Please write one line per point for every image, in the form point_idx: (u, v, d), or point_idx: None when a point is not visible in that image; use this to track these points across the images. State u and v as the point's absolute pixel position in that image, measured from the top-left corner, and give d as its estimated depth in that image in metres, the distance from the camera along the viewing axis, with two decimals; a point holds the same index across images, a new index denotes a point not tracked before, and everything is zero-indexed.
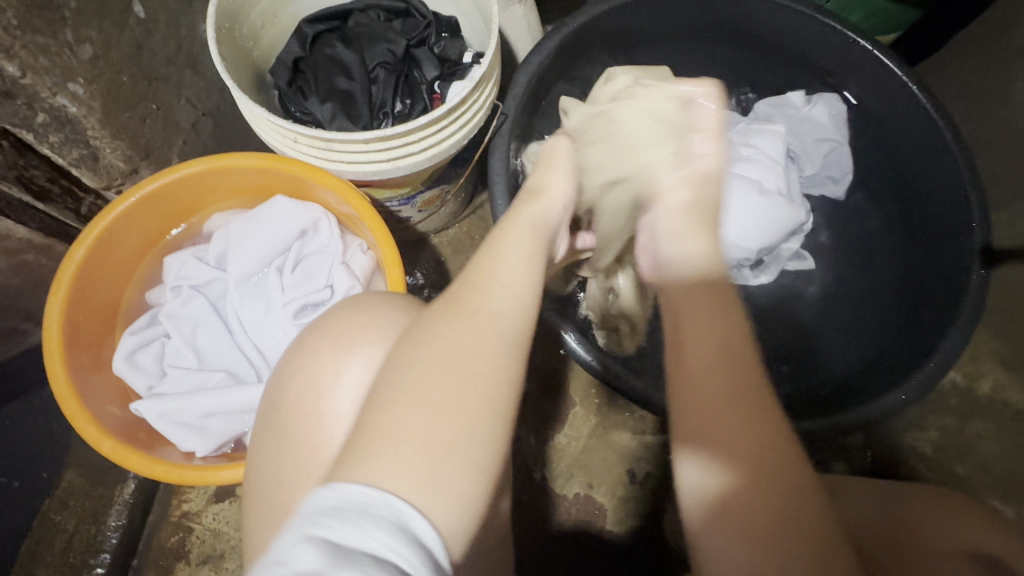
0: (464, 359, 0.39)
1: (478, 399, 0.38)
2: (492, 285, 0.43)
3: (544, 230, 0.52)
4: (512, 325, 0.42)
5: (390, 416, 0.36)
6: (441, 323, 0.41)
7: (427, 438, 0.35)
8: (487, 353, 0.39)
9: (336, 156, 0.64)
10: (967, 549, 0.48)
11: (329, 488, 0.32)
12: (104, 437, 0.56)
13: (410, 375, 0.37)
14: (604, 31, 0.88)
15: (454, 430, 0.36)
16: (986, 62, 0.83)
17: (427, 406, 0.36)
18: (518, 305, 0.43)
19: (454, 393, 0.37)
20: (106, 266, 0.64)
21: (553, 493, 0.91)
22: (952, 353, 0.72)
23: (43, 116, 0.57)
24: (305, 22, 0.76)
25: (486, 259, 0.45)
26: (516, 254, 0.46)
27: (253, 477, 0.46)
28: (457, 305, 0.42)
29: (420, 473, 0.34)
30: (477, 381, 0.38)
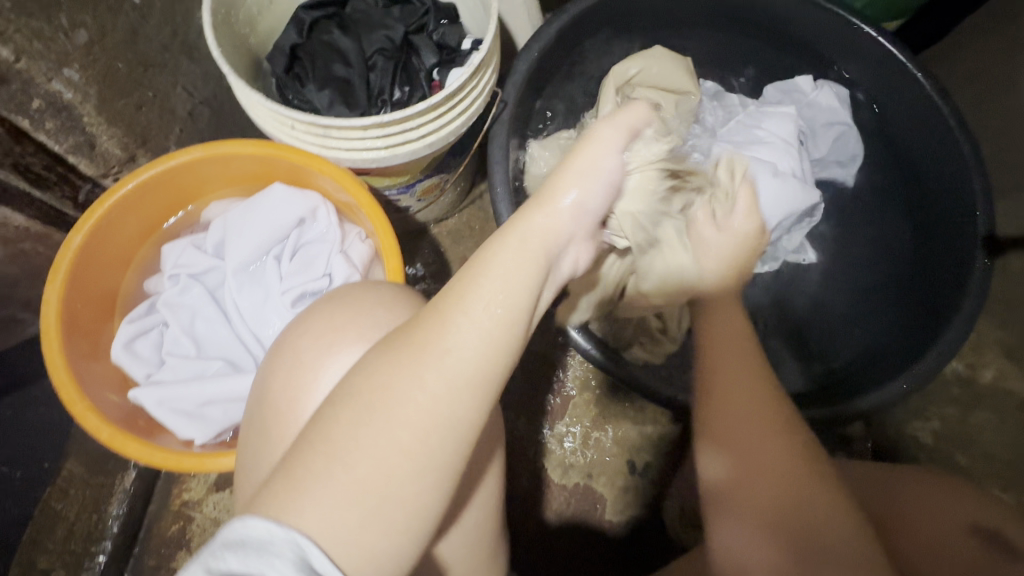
0: (399, 409, 0.35)
1: (408, 452, 0.35)
2: (456, 317, 0.37)
3: (546, 246, 0.41)
4: (467, 371, 0.37)
5: (313, 458, 0.35)
6: (393, 356, 0.37)
7: (344, 493, 0.34)
8: (429, 403, 0.36)
9: (334, 143, 0.64)
10: (970, 522, 0.50)
11: (238, 522, 0.33)
12: (103, 424, 0.55)
13: (346, 416, 0.36)
14: (605, 17, 0.87)
15: (378, 484, 0.35)
16: (992, 48, 0.82)
17: (352, 454, 0.35)
18: (473, 350, 0.37)
19: (382, 446, 0.35)
20: (103, 253, 0.64)
21: (553, 483, 0.91)
22: (954, 343, 0.71)
23: (39, 102, 0.56)
24: (302, 8, 0.75)
25: (461, 282, 0.39)
26: (496, 278, 0.38)
27: (243, 472, 0.47)
28: (411, 342, 0.37)
29: (331, 528, 0.33)
30: (411, 433, 0.35)
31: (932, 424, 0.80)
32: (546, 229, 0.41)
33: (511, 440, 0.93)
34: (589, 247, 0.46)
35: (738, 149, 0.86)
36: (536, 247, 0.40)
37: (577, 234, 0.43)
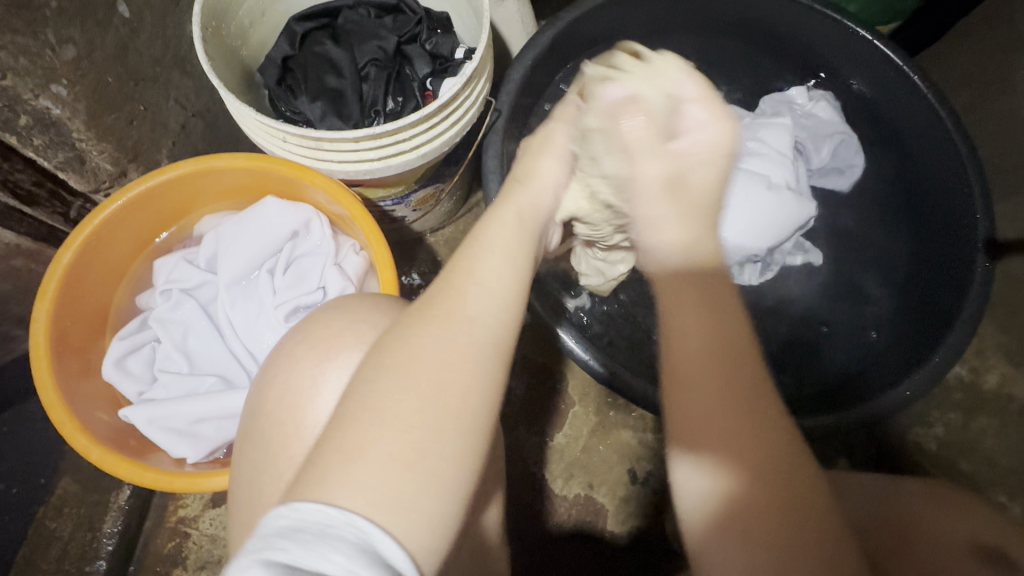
0: (429, 371, 0.35)
1: (450, 415, 0.35)
2: (469, 286, 0.39)
3: (536, 220, 0.47)
4: (491, 334, 0.38)
5: (356, 436, 0.33)
6: (415, 330, 0.37)
7: (398, 461, 0.33)
8: (461, 363, 0.36)
9: (326, 156, 0.63)
10: (973, 542, 0.45)
11: (287, 509, 0.30)
12: (92, 444, 0.54)
13: (378, 389, 0.35)
14: (599, 24, 0.86)
15: (427, 451, 0.33)
16: (989, 51, 0.81)
17: (395, 421, 0.34)
18: (498, 306, 0.39)
19: (425, 412, 0.34)
20: (92, 271, 0.63)
21: (553, 493, 0.90)
22: (957, 348, 0.70)
23: (26, 118, 0.56)
24: (294, 20, 0.75)
25: (466, 257, 0.41)
26: (500, 251, 0.42)
27: (234, 493, 0.45)
28: (431, 308, 0.38)
29: (391, 497, 0.32)
30: (452, 395, 0.35)
31: (937, 430, 0.79)
32: (534, 205, 0.48)
33: (511, 450, 0.91)
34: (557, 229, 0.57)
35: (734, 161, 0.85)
36: (529, 222, 0.46)
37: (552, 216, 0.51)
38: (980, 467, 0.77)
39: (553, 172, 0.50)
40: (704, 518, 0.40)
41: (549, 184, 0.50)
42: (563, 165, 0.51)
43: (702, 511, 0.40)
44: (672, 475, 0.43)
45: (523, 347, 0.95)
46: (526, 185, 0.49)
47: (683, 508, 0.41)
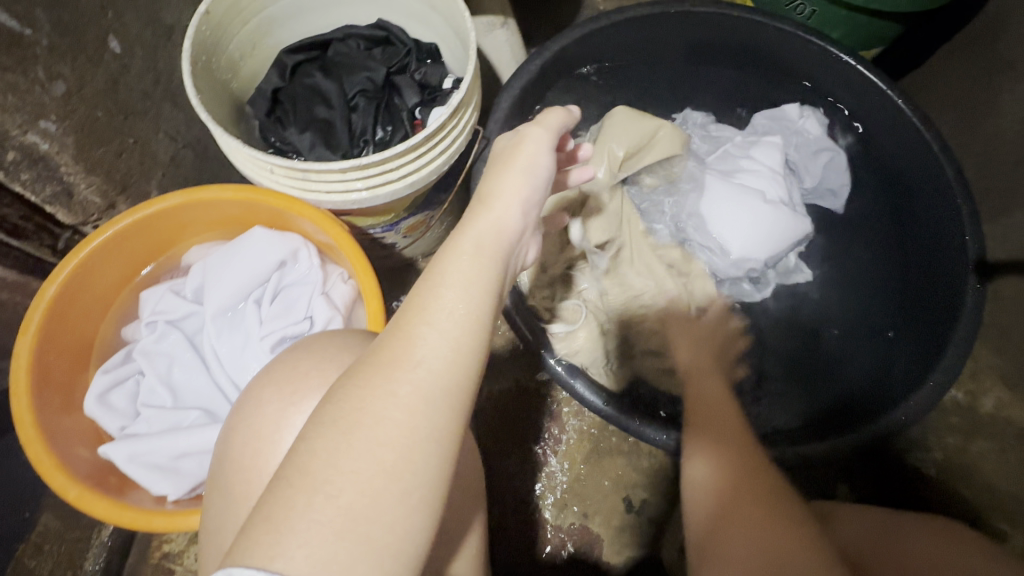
0: (371, 422, 0.34)
1: (393, 473, 0.33)
2: (419, 328, 0.37)
3: (497, 248, 0.42)
4: (440, 379, 0.36)
5: (294, 496, 0.32)
6: (359, 378, 0.36)
7: (338, 520, 0.31)
8: (407, 416, 0.34)
9: (314, 186, 0.63)
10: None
11: (223, 572, 0.30)
12: (71, 482, 0.53)
13: (321, 445, 0.33)
14: (587, 52, 0.88)
15: (363, 513, 0.32)
16: (973, 74, 0.82)
17: (335, 480, 0.32)
18: (451, 349, 0.37)
19: (365, 469, 0.33)
20: (77, 305, 0.63)
21: (547, 523, 0.88)
22: (951, 372, 0.70)
23: (14, 153, 0.56)
24: (285, 53, 0.77)
25: (420, 294, 0.39)
26: (456, 286, 0.39)
27: (206, 533, 0.44)
28: (377, 355, 0.36)
29: (325, 561, 0.30)
30: (394, 448, 0.34)
31: (935, 454, 0.78)
32: (495, 230, 0.43)
33: (504, 479, 0.90)
34: (535, 242, 0.49)
35: (727, 178, 0.87)
36: (491, 250, 0.42)
37: (522, 238, 0.45)
38: (979, 493, 0.75)
39: (518, 189, 0.45)
40: (700, 491, 0.58)
41: (512, 205, 0.44)
42: (528, 184, 0.45)
43: (695, 492, 0.59)
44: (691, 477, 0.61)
45: (517, 373, 0.95)
46: (487, 208, 0.44)
47: (688, 487, 0.60)
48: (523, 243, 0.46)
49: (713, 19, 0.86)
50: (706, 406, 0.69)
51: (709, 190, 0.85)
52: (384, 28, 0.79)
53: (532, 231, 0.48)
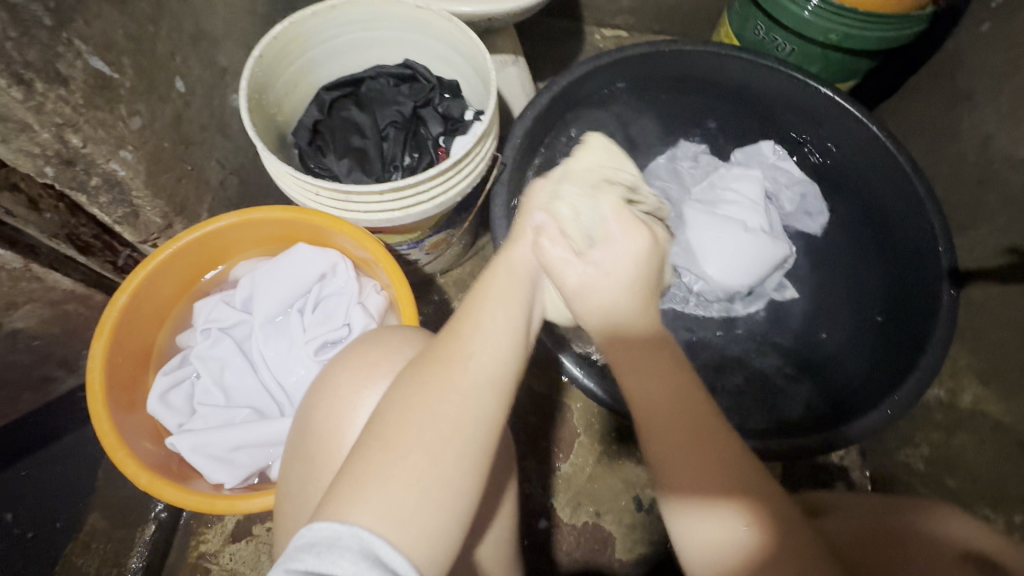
0: (429, 403, 0.41)
1: (446, 445, 0.40)
2: (469, 330, 0.46)
3: (529, 272, 0.53)
4: (487, 370, 0.44)
5: (370, 459, 0.39)
6: (424, 368, 0.44)
7: (403, 483, 0.38)
8: (460, 399, 0.42)
9: (354, 207, 0.71)
10: (961, 549, 0.41)
11: (303, 529, 0.36)
12: (142, 469, 0.59)
13: (391, 420, 0.41)
14: (591, 86, 0.97)
15: (421, 475, 0.38)
16: (941, 104, 0.91)
17: (401, 448, 0.39)
18: (498, 347, 0.45)
19: (424, 439, 0.40)
20: (141, 313, 0.70)
21: (561, 521, 0.93)
22: (930, 369, 0.77)
23: (96, 179, 0.64)
24: (323, 90, 0.86)
25: (471, 305, 0.48)
26: (500, 300, 0.49)
27: (282, 505, 0.50)
28: (438, 351, 0.45)
29: (393, 513, 0.37)
30: (444, 425, 0.40)
31: (923, 449, 0.86)
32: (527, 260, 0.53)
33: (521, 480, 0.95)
34: None
35: (709, 208, 0.97)
36: (526, 275, 0.53)
37: None
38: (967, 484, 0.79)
39: (542, 226, 0.58)
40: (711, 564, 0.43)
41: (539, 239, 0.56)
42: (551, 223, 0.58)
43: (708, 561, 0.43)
44: (675, 533, 0.46)
45: (531, 381, 1.01)
46: (518, 241, 0.55)
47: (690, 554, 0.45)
48: None
49: (703, 57, 0.96)
50: (667, 424, 0.47)
51: (696, 221, 0.95)
52: (410, 67, 0.88)
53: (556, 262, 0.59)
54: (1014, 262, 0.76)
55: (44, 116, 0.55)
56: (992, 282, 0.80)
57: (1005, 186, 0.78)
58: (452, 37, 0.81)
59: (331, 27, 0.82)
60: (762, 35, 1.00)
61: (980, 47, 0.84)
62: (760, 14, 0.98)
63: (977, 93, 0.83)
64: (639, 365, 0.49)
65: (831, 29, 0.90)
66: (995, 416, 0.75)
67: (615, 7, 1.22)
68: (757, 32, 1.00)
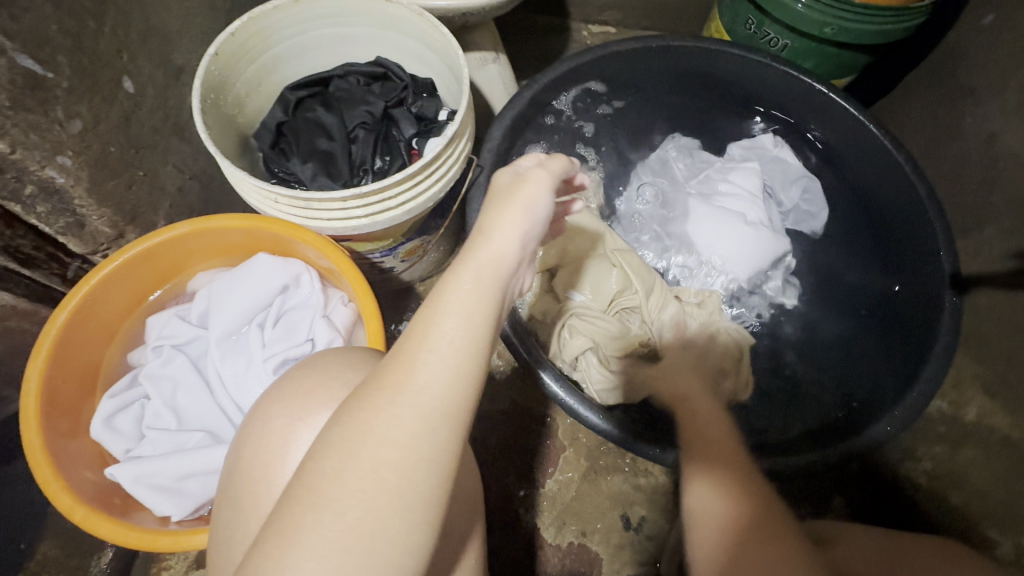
0: (373, 444, 0.35)
1: (394, 497, 0.34)
2: (422, 353, 0.38)
3: (496, 280, 0.41)
4: (443, 403, 0.37)
5: (300, 515, 0.33)
6: (366, 400, 0.37)
7: (340, 546, 0.33)
8: (408, 441, 0.35)
9: (316, 215, 0.67)
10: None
11: None
12: (77, 504, 0.54)
13: (325, 469, 0.35)
14: (574, 83, 0.93)
15: (366, 533, 0.33)
16: (942, 100, 0.87)
17: (340, 501, 0.34)
18: (455, 375, 0.38)
19: (364, 493, 0.34)
20: (86, 330, 0.65)
21: (546, 542, 0.88)
22: (934, 381, 0.72)
23: (31, 187, 0.59)
24: (288, 89, 0.81)
25: (421, 322, 0.39)
26: (457, 314, 0.39)
27: (215, 546, 0.45)
28: (383, 381, 0.37)
29: None
30: (391, 472, 0.35)
31: (925, 464, 0.79)
32: (495, 263, 0.41)
33: (503, 500, 0.90)
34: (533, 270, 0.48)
35: (708, 201, 0.92)
36: (491, 281, 0.41)
37: (522, 267, 0.44)
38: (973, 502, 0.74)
39: (521, 220, 0.43)
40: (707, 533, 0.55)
41: (513, 233, 0.43)
42: (531, 219, 0.44)
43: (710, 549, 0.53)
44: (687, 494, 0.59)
45: (514, 393, 0.96)
46: (488, 239, 0.42)
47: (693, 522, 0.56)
48: (523, 275, 0.45)
49: (692, 52, 0.91)
50: (709, 420, 0.66)
51: (693, 214, 0.90)
52: (382, 65, 0.83)
53: (533, 259, 0.46)
54: None
55: None
56: (1000, 288, 0.75)
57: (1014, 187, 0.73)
58: (424, 32, 0.77)
59: (294, 23, 0.77)
60: (754, 30, 0.95)
61: (982, 41, 0.80)
62: (751, 6, 0.93)
63: (980, 88, 0.79)
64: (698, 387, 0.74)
65: (825, 22, 0.85)
66: (1002, 431, 0.73)
67: (601, 2, 1.17)
68: (748, 27, 0.96)
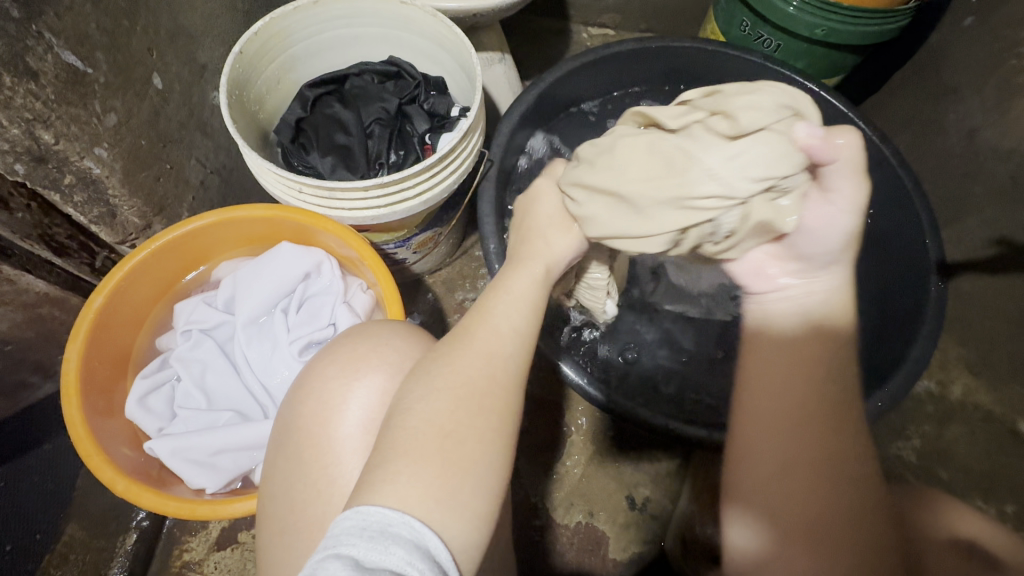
0: (473, 392, 0.42)
1: (493, 431, 0.42)
2: (503, 327, 0.47)
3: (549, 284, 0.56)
4: (522, 368, 0.46)
5: (416, 439, 0.39)
6: (461, 358, 0.44)
7: (451, 468, 0.39)
8: (502, 392, 0.44)
9: (338, 205, 0.70)
10: (953, 539, 0.52)
11: (352, 511, 0.36)
12: (118, 475, 0.58)
13: (437, 407, 0.41)
14: (577, 82, 0.97)
15: (472, 460, 0.40)
16: (926, 97, 0.92)
17: (453, 432, 0.40)
18: (528, 345, 0.48)
19: (471, 425, 0.41)
20: (118, 315, 0.68)
21: (555, 522, 0.92)
22: (921, 360, 0.76)
23: (70, 177, 0.62)
24: (306, 87, 0.85)
25: (496, 304, 0.50)
26: (524, 303, 0.51)
27: (262, 502, 0.48)
28: (473, 345, 0.45)
29: (445, 496, 0.38)
30: (492, 413, 0.42)
31: (913, 442, 0.83)
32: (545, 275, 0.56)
33: (514, 482, 0.94)
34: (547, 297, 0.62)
35: None
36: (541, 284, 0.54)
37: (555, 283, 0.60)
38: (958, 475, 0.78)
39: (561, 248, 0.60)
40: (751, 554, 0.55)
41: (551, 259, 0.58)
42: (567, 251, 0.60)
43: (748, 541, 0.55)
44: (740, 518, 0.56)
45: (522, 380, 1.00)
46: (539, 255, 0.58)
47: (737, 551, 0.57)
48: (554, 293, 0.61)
49: (689, 53, 0.96)
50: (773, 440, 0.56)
51: None
52: (395, 64, 0.87)
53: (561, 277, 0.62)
54: (1004, 253, 0.76)
55: (12, 111, 0.53)
56: (981, 273, 0.79)
57: (992, 178, 0.78)
58: (437, 33, 0.80)
59: (313, 23, 0.81)
60: (748, 31, 1.00)
61: (964, 41, 0.85)
62: (746, 9, 0.98)
63: (962, 87, 0.84)
64: (770, 384, 0.58)
65: (817, 24, 0.90)
66: (986, 407, 0.76)
67: (602, 5, 1.22)
68: (743, 28, 1.00)
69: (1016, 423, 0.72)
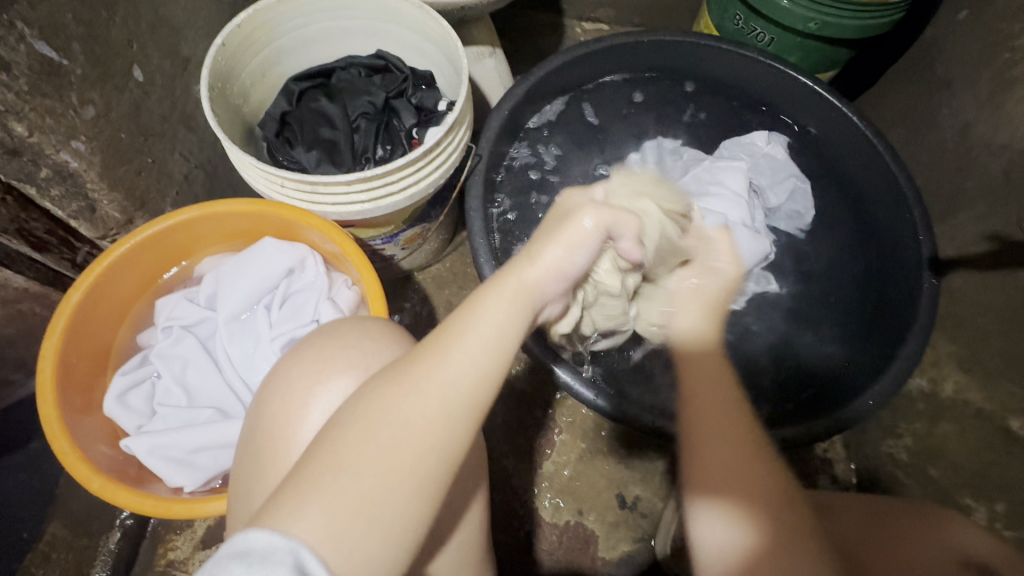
0: (393, 424, 0.39)
1: (408, 467, 0.38)
2: (453, 352, 0.42)
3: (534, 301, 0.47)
4: (463, 400, 0.41)
5: (322, 472, 0.37)
6: (393, 387, 0.41)
7: (353, 506, 0.36)
8: (428, 427, 0.40)
9: (322, 199, 0.69)
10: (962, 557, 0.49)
11: (242, 535, 0.34)
12: (94, 474, 0.57)
13: (351, 438, 0.39)
14: (568, 76, 0.95)
15: (375, 498, 0.37)
16: (921, 91, 0.90)
17: (360, 466, 0.38)
18: (482, 374, 0.42)
19: (381, 461, 0.38)
20: (97, 311, 0.67)
21: (544, 520, 0.91)
22: (913, 357, 0.75)
23: (46, 171, 0.61)
24: (292, 80, 0.84)
25: (457, 324, 0.44)
26: (491, 326, 0.44)
27: (230, 502, 0.48)
28: (413, 372, 0.41)
29: (338, 536, 0.35)
30: (411, 450, 0.39)
31: (905, 441, 0.84)
32: (533, 285, 0.46)
33: (502, 480, 0.93)
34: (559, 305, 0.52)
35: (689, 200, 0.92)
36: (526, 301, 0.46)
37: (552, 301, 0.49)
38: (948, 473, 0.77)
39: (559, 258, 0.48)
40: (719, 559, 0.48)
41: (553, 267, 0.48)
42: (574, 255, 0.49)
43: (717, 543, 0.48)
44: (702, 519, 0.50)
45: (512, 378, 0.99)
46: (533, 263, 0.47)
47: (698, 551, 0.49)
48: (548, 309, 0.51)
49: (681, 47, 0.95)
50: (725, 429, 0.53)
51: None
52: (383, 58, 0.86)
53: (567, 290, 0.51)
54: (996, 249, 0.74)
55: None
56: (973, 269, 0.78)
57: (985, 171, 0.77)
58: (425, 25, 0.79)
59: (297, 15, 0.79)
60: (741, 25, 0.99)
61: (959, 35, 0.84)
62: (739, 2, 0.96)
63: (956, 81, 0.83)
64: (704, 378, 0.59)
65: (810, 17, 0.89)
66: (976, 404, 0.74)
67: None
68: (736, 22, 0.99)
69: (1007, 422, 0.70)
